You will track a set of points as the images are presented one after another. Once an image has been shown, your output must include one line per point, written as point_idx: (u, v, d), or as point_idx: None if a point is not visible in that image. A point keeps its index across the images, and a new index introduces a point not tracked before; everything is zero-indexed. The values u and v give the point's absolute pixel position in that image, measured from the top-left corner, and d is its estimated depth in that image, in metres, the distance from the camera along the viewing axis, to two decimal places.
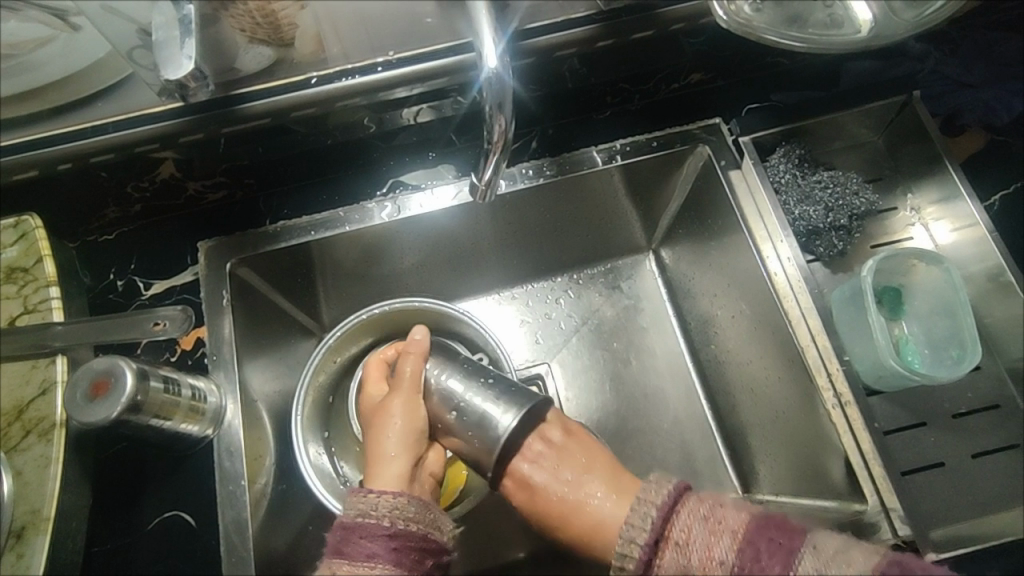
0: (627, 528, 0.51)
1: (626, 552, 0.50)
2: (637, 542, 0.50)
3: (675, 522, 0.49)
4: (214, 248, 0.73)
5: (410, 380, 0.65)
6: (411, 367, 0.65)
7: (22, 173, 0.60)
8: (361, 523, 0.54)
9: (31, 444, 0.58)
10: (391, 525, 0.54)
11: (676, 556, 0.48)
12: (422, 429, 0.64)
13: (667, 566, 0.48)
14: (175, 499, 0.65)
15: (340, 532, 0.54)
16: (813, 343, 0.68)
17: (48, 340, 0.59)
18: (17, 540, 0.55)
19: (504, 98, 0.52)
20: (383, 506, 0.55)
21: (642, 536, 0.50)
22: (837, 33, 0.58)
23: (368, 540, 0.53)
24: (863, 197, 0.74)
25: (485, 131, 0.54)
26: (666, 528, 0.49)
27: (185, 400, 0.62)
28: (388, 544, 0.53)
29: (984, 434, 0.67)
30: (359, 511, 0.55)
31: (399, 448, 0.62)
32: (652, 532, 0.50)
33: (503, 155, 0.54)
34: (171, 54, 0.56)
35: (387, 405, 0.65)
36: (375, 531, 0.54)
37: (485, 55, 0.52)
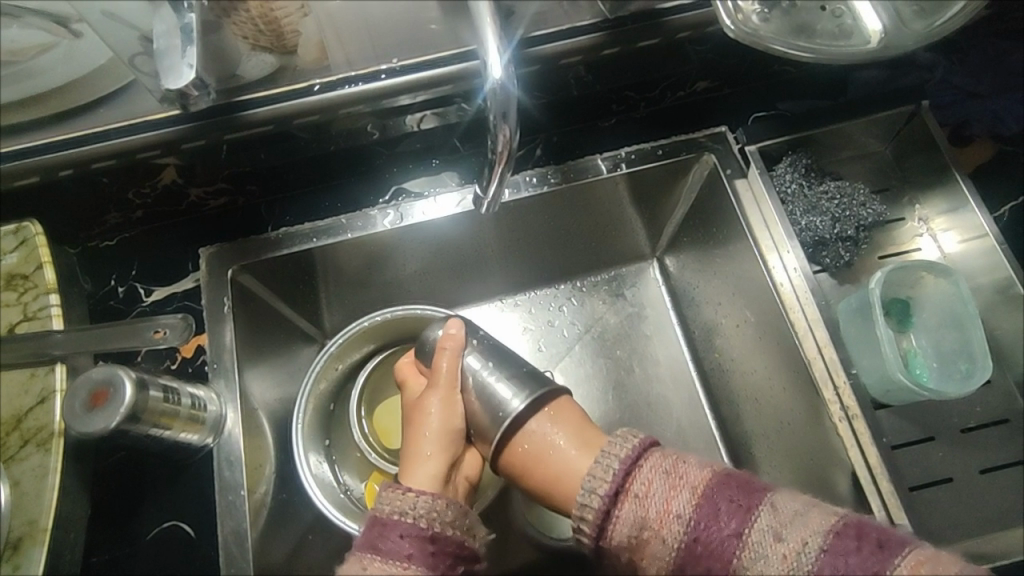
0: (586, 488, 0.53)
1: (586, 502, 0.53)
2: (596, 493, 0.52)
3: (635, 478, 0.52)
4: (215, 255, 0.73)
5: (447, 376, 0.66)
6: (447, 362, 0.66)
7: (24, 180, 0.60)
8: (398, 522, 0.54)
9: (29, 453, 0.57)
10: (429, 527, 0.55)
11: (634, 508, 0.51)
12: (458, 425, 0.65)
13: (623, 519, 0.51)
14: (175, 509, 0.65)
15: (375, 527, 0.54)
16: (820, 355, 0.67)
17: (48, 347, 0.59)
18: (15, 551, 0.55)
19: (508, 109, 0.51)
20: (421, 506, 0.56)
21: (602, 488, 0.52)
22: (846, 43, 0.57)
23: (405, 539, 0.53)
24: (870, 208, 0.74)
25: (490, 142, 0.53)
26: (627, 481, 0.52)
27: (184, 409, 0.62)
28: (424, 546, 0.54)
29: (992, 448, 0.66)
30: (397, 509, 0.55)
31: (433, 444, 0.63)
32: (614, 484, 0.52)
33: (508, 165, 0.54)
34: (172, 62, 0.56)
35: (425, 401, 0.65)
36: (410, 531, 0.54)
37: (489, 65, 0.51)
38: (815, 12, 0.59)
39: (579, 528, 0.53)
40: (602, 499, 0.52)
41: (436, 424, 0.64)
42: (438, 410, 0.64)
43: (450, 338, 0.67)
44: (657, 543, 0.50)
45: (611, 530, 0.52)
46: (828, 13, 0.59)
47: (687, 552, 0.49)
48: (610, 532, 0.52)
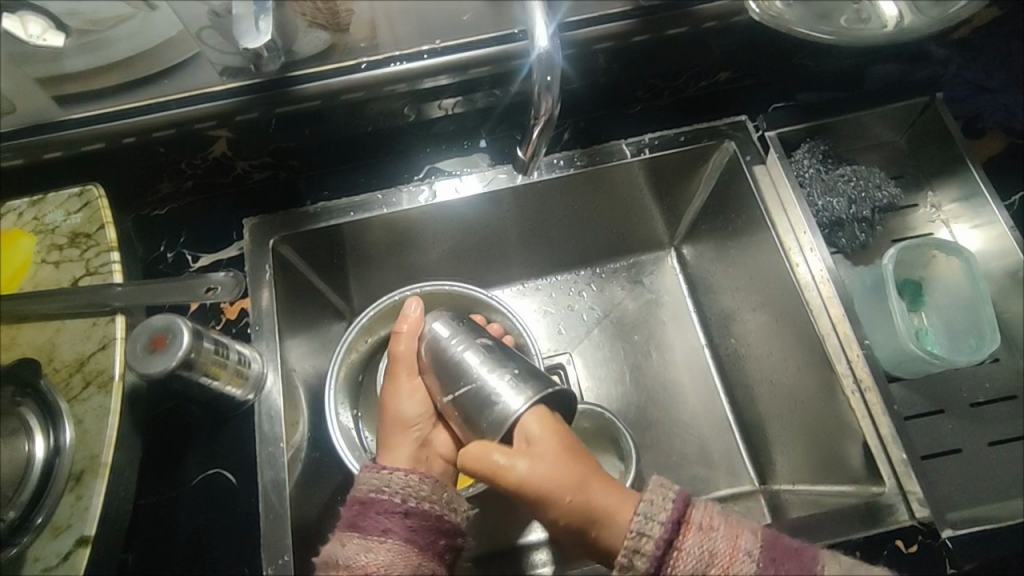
0: (645, 516, 0.49)
1: (643, 534, 0.48)
2: (656, 520, 0.49)
3: (693, 510, 0.50)
4: (259, 225, 0.77)
5: (405, 358, 0.68)
6: (405, 345, 0.68)
7: (92, 145, 0.64)
8: (375, 499, 0.56)
9: (90, 395, 0.61)
10: (404, 503, 0.56)
11: (698, 541, 0.48)
12: (424, 406, 0.67)
13: (685, 553, 0.48)
14: (218, 459, 0.69)
15: (355, 506, 0.57)
16: (833, 330, 0.70)
17: (110, 299, 0.64)
18: (77, 482, 0.59)
19: (553, 77, 0.55)
20: (395, 483, 0.57)
21: (664, 515, 0.49)
22: (864, 27, 0.60)
23: (382, 515, 0.55)
24: (885, 191, 0.77)
25: (532, 109, 0.57)
26: (687, 513, 0.49)
27: (231, 362, 0.66)
28: (401, 521, 0.55)
29: (1000, 424, 0.69)
30: (373, 488, 0.57)
31: (401, 424, 0.67)
32: (675, 512, 0.49)
33: (547, 129, 0.57)
34: (247, 27, 0.63)
35: (391, 387, 0.68)
36: (387, 508, 0.56)
37: (537, 36, 0.56)
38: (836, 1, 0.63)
39: (635, 557, 0.48)
40: (666, 527, 0.48)
41: (403, 406, 0.67)
42: (402, 394, 0.68)
43: (410, 318, 0.69)
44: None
45: (671, 565, 0.48)
46: (847, 2, 0.63)
47: None
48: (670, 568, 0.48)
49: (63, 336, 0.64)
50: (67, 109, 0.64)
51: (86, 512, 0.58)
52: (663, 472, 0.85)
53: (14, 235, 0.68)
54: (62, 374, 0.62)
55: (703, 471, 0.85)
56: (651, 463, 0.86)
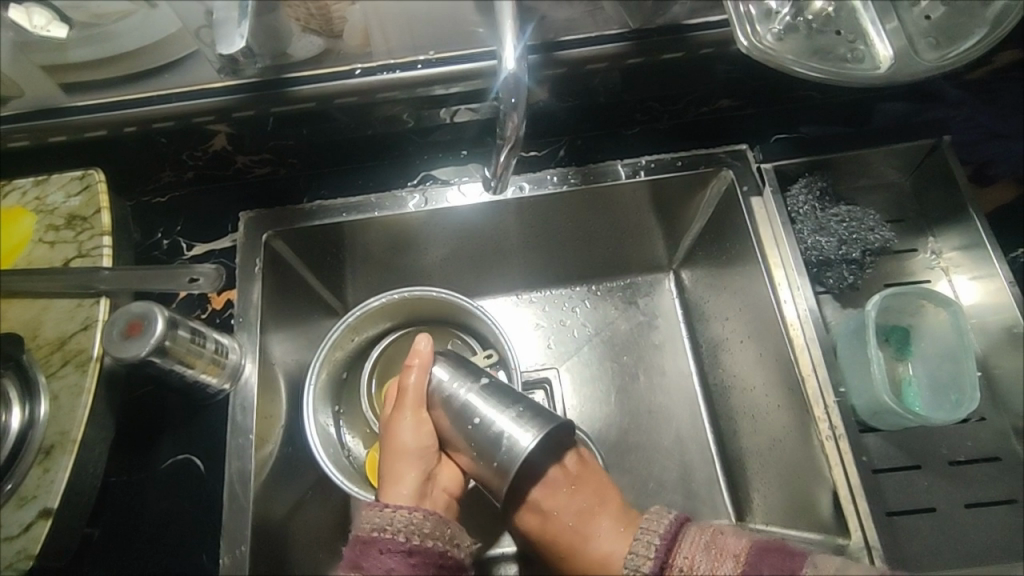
0: (633, 558, 0.54)
1: (635, 575, 0.54)
2: (641, 569, 0.54)
3: (679, 551, 0.53)
4: (254, 219, 0.79)
5: (416, 392, 0.67)
6: (414, 379, 0.67)
7: (94, 132, 0.67)
8: (379, 538, 0.57)
9: (67, 372, 0.64)
10: (407, 540, 0.57)
11: None
12: (430, 437, 0.66)
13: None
14: (190, 444, 0.71)
15: (358, 546, 0.57)
16: (813, 373, 0.68)
17: (96, 282, 0.67)
18: (45, 456, 0.61)
19: (518, 99, 0.55)
20: (398, 521, 0.57)
21: (648, 562, 0.53)
22: (855, 66, 0.59)
23: (386, 554, 0.56)
24: (878, 234, 0.74)
25: (501, 127, 0.58)
26: (671, 551, 0.53)
27: (208, 352, 0.67)
28: (405, 560, 0.56)
29: (980, 484, 0.66)
30: (376, 526, 0.57)
31: (407, 455, 0.64)
32: (660, 554, 0.54)
33: (513, 150, 0.59)
34: (227, 32, 0.65)
35: (395, 419, 0.67)
36: (390, 546, 0.56)
37: (504, 58, 0.54)
38: (829, 36, 0.61)
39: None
40: (651, 565, 0.53)
41: (409, 439, 0.65)
42: (408, 425, 0.66)
43: (421, 353, 0.68)
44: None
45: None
46: (842, 37, 0.61)
47: None
48: None
49: (49, 314, 0.67)
50: (71, 97, 0.67)
51: (52, 486, 0.60)
52: (638, 498, 0.84)
53: (17, 213, 0.71)
54: (44, 350, 0.65)
55: (680, 501, 0.84)
56: (626, 488, 0.84)
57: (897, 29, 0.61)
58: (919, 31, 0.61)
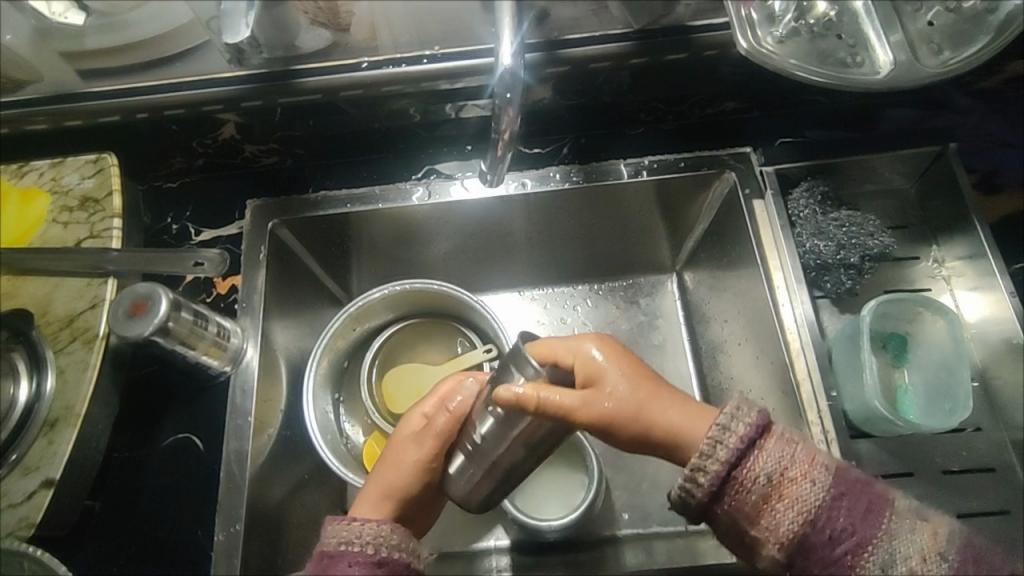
0: (721, 428, 0.48)
1: (721, 438, 0.48)
2: (736, 434, 0.48)
3: (773, 426, 0.49)
4: (261, 207, 0.80)
5: (433, 433, 0.61)
6: (443, 422, 0.60)
7: (107, 118, 0.69)
8: (345, 552, 0.53)
9: (75, 349, 0.66)
10: (376, 553, 0.54)
11: (779, 448, 0.48)
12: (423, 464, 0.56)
13: (765, 456, 0.48)
14: (191, 425, 0.72)
15: (322, 560, 0.53)
16: (807, 377, 0.68)
17: (105, 263, 0.69)
18: (50, 428, 0.64)
19: (513, 94, 0.55)
20: (367, 534, 0.54)
21: (746, 424, 0.48)
22: (856, 72, 0.59)
23: (353, 567, 0.52)
24: (878, 239, 0.74)
25: (495, 122, 0.58)
26: (763, 439, 0.48)
27: (210, 335, 0.69)
28: (371, 572, 0.53)
29: (973, 495, 0.66)
30: (342, 539, 0.54)
31: (380, 486, 0.61)
32: (749, 437, 0.48)
33: (508, 145, 0.59)
34: (234, 21, 0.68)
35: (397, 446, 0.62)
36: (357, 560, 0.53)
37: (501, 54, 0.55)
38: (831, 41, 0.61)
39: (709, 459, 0.48)
40: (738, 445, 0.47)
41: (404, 465, 0.61)
42: (407, 457, 0.61)
43: (461, 401, 0.60)
44: (799, 492, 0.47)
45: (745, 469, 0.48)
46: (843, 43, 0.61)
47: (823, 513, 0.47)
48: (745, 467, 0.48)
49: (60, 293, 0.69)
50: (87, 83, 0.69)
51: (55, 458, 0.63)
52: (632, 498, 0.82)
53: (32, 194, 0.74)
54: (53, 327, 0.68)
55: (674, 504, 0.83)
56: (619, 487, 0.83)
57: (899, 34, 0.61)
58: (921, 39, 0.61)
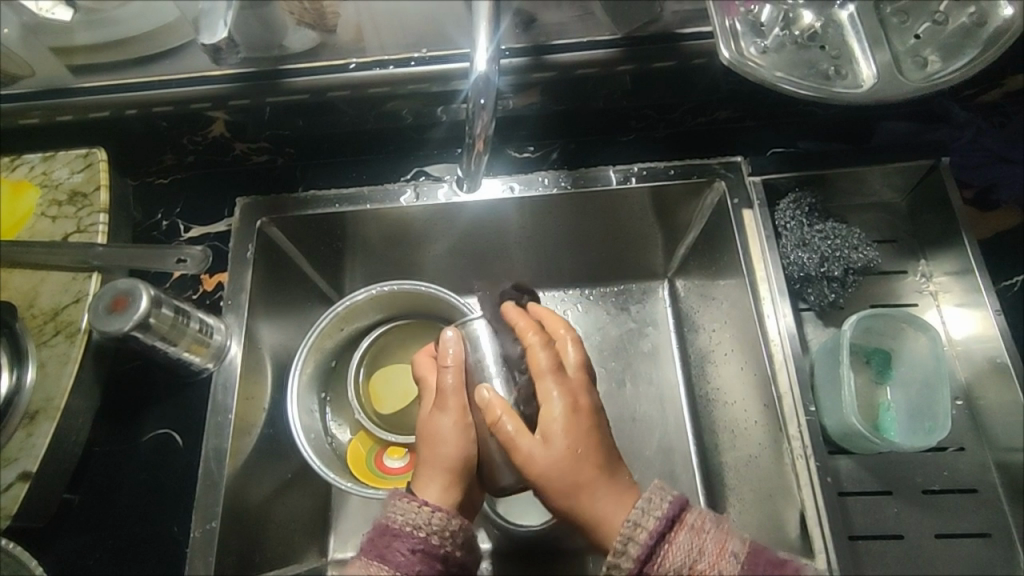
0: (634, 522, 0.52)
1: (633, 530, 0.52)
2: (647, 520, 0.52)
3: (687, 512, 0.52)
4: (250, 205, 0.80)
5: (455, 392, 0.65)
6: (452, 380, 0.65)
7: (97, 113, 0.70)
8: (410, 534, 0.55)
9: (57, 342, 0.67)
10: (440, 546, 0.55)
11: (688, 540, 0.51)
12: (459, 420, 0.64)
13: (675, 549, 0.51)
14: (172, 420, 0.73)
15: (386, 537, 0.55)
16: (789, 391, 0.67)
17: (90, 258, 0.70)
18: (30, 420, 0.65)
19: (487, 100, 0.56)
20: (436, 524, 0.56)
21: (656, 518, 0.52)
22: (837, 86, 0.58)
23: (414, 555, 0.54)
24: (862, 253, 0.73)
25: (469, 126, 0.59)
26: (677, 519, 0.52)
27: (191, 332, 0.69)
28: (431, 565, 0.54)
29: (952, 514, 0.65)
30: (410, 522, 0.56)
31: (443, 462, 0.62)
32: (661, 523, 0.52)
33: (483, 149, 0.61)
34: (212, 22, 0.67)
35: (434, 419, 0.64)
36: (420, 546, 0.55)
37: (476, 59, 0.55)
38: (813, 53, 0.61)
39: (623, 554, 0.51)
40: (649, 536, 0.51)
41: (450, 433, 0.63)
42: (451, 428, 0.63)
43: (451, 353, 0.66)
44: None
45: (657, 563, 0.50)
46: (826, 55, 0.61)
47: None
48: (656, 563, 0.50)
49: (45, 286, 0.70)
50: (78, 78, 0.70)
51: (32, 450, 0.63)
52: None
53: (22, 187, 0.75)
54: (37, 320, 0.69)
55: None
56: None
57: (884, 49, 0.61)
58: (905, 53, 0.61)
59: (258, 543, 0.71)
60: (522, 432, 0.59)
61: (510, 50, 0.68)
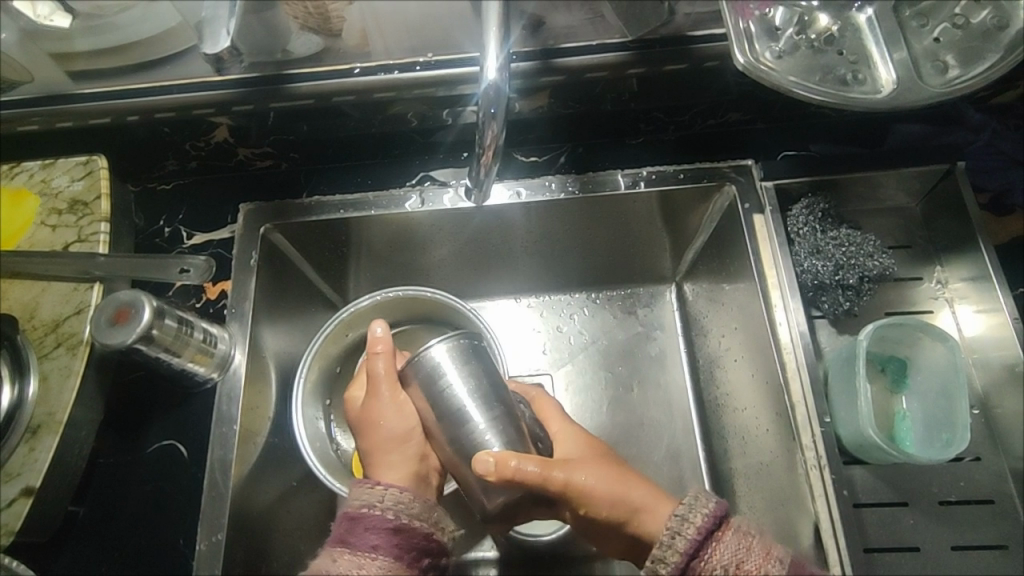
0: (680, 518, 0.52)
1: (680, 528, 0.51)
2: (700, 512, 0.51)
3: (732, 517, 0.52)
4: (252, 211, 0.79)
5: (388, 377, 0.62)
6: (385, 366, 0.63)
7: (98, 120, 0.68)
8: (366, 514, 0.55)
9: (59, 354, 0.67)
10: (395, 519, 0.55)
11: (735, 540, 0.50)
12: (406, 423, 0.62)
13: (722, 548, 0.50)
14: (175, 431, 0.72)
15: (346, 521, 0.55)
16: (801, 400, 0.66)
17: (92, 268, 0.69)
18: (32, 435, 0.64)
19: (498, 109, 0.55)
20: (387, 499, 0.55)
21: (703, 518, 0.51)
22: (855, 93, 0.57)
23: (372, 531, 0.54)
24: (877, 260, 0.72)
25: (479, 135, 0.58)
26: (726, 517, 0.52)
27: (195, 341, 0.68)
28: (391, 539, 0.54)
29: (969, 525, 0.64)
30: (365, 503, 0.55)
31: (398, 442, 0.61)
32: (713, 517, 0.51)
33: (494, 157, 0.59)
34: (215, 30, 0.64)
35: (373, 405, 0.62)
36: (378, 523, 0.54)
37: (487, 66, 0.54)
38: (831, 58, 0.60)
39: (669, 548, 0.51)
40: (695, 534, 0.50)
41: (393, 414, 0.62)
42: (390, 413, 0.61)
43: (382, 339, 0.63)
44: None
45: (702, 560, 0.50)
46: (844, 59, 0.60)
47: None
48: (704, 560, 0.50)
49: (46, 297, 0.69)
50: (78, 84, 0.68)
51: (35, 465, 0.63)
52: None
53: (21, 195, 0.74)
54: (39, 331, 0.68)
55: None
56: None
57: (903, 52, 0.59)
58: (925, 56, 0.60)
59: (262, 555, 0.70)
60: (551, 466, 0.55)
61: (517, 54, 0.66)
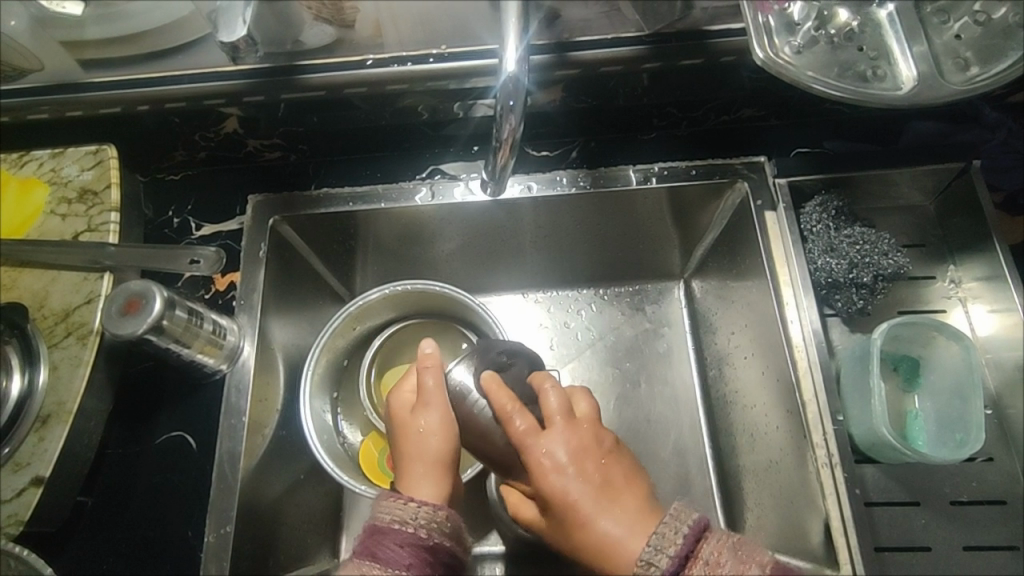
0: (651, 553, 0.50)
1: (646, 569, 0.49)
2: (665, 552, 0.49)
3: (706, 543, 0.50)
4: (262, 203, 0.78)
5: (436, 392, 0.62)
6: (434, 380, 0.62)
7: (109, 109, 0.68)
8: (397, 531, 0.55)
9: (69, 344, 0.66)
10: (428, 537, 0.55)
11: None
12: (450, 438, 0.61)
13: None
14: (183, 422, 0.72)
15: (375, 535, 0.55)
16: (813, 398, 0.66)
17: (102, 257, 0.69)
18: (42, 424, 0.64)
19: (516, 102, 0.55)
20: (421, 517, 0.56)
21: (673, 550, 0.49)
22: (875, 88, 0.57)
23: (403, 548, 0.54)
24: (892, 258, 0.72)
25: (496, 129, 0.57)
26: (698, 546, 0.50)
27: (205, 333, 0.67)
28: (421, 556, 0.54)
29: (980, 525, 0.64)
30: (397, 518, 0.55)
31: (432, 455, 0.61)
32: (684, 548, 0.49)
33: (510, 151, 0.59)
34: (231, 21, 0.65)
35: (416, 418, 0.62)
36: (410, 540, 0.54)
37: (506, 59, 0.53)
38: (850, 53, 0.59)
39: None
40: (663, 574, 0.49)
41: (439, 429, 0.61)
42: (436, 424, 0.61)
43: (431, 355, 0.63)
44: None
45: None
46: (863, 54, 0.59)
47: None
48: None
49: (55, 287, 0.69)
50: (89, 73, 0.68)
51: (45, 454, 0.63)
52: None
53: (31, 184, 0.73)
54: (49, 320, 0.68)
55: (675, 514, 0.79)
56: None
57: (923, 46, 0.59)
58: (946, 52, 0.59)
59: (270, 546, 0.70)
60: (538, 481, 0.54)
61: (533, 47, 0.66)
